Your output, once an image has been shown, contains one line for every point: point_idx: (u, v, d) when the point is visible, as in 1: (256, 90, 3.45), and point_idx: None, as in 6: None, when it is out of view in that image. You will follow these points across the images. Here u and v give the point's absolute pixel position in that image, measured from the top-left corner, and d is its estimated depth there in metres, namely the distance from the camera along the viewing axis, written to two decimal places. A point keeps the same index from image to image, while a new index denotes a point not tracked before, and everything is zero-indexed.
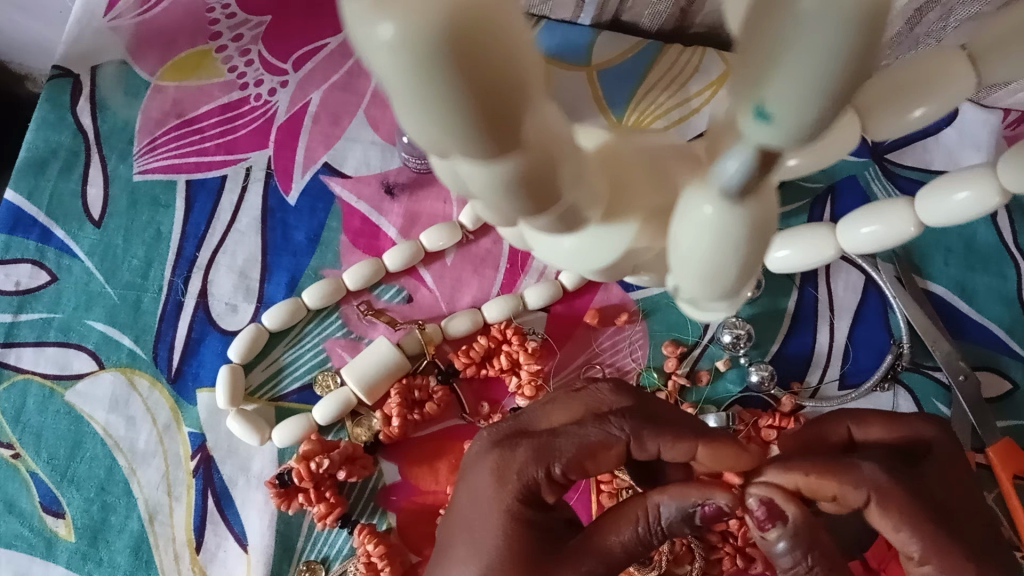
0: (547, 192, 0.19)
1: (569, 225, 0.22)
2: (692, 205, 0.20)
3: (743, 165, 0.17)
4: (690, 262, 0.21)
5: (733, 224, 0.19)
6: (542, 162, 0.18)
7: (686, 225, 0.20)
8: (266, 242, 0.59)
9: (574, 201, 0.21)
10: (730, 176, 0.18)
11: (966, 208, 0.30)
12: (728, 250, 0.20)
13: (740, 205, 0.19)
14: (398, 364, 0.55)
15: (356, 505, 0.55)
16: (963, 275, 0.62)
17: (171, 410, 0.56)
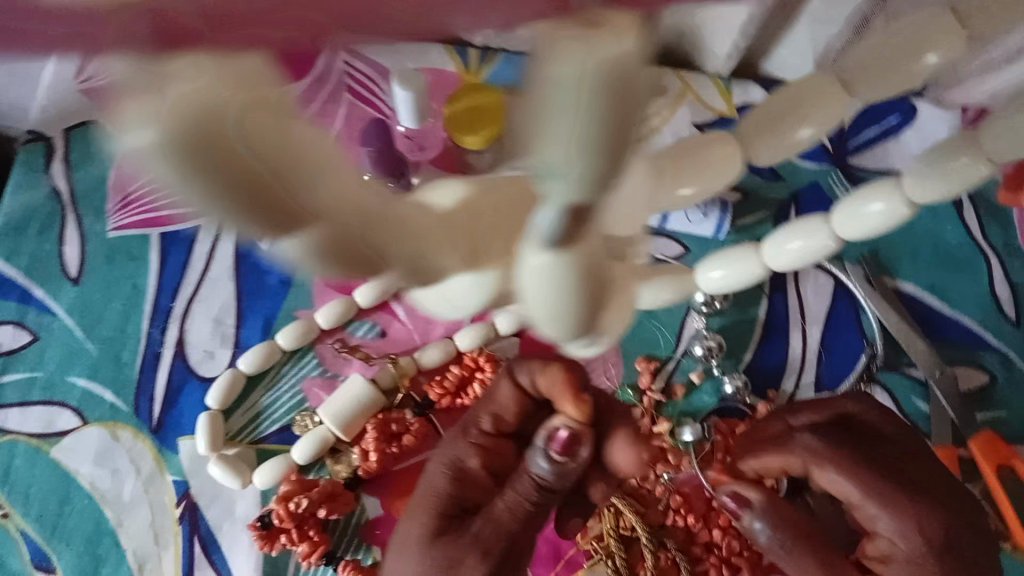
0: (358, 250, 0.20)
1: (418, 277, 0.23)
2: (527, 273, 0.19)
3: (562, 214, 0.15)
4: (536, 314, 0.17)
5: (570, 276, 0.16)
6: (339, 226, 0.20)
7: (525, 278, 0.17)
8: (240, 287, 0.60)
9: (409, 258, 0.22)
10: (547, 224, 0.15)
11: (878, 221, 0.30)
12: (566, 297, 0.17)
13: (573, 252, 0.16)
14: (373, 400, 0.56)
15: (341, 542, 0.55)
16: (934, 275, 0.62)
17: (154, 459, 0.57)
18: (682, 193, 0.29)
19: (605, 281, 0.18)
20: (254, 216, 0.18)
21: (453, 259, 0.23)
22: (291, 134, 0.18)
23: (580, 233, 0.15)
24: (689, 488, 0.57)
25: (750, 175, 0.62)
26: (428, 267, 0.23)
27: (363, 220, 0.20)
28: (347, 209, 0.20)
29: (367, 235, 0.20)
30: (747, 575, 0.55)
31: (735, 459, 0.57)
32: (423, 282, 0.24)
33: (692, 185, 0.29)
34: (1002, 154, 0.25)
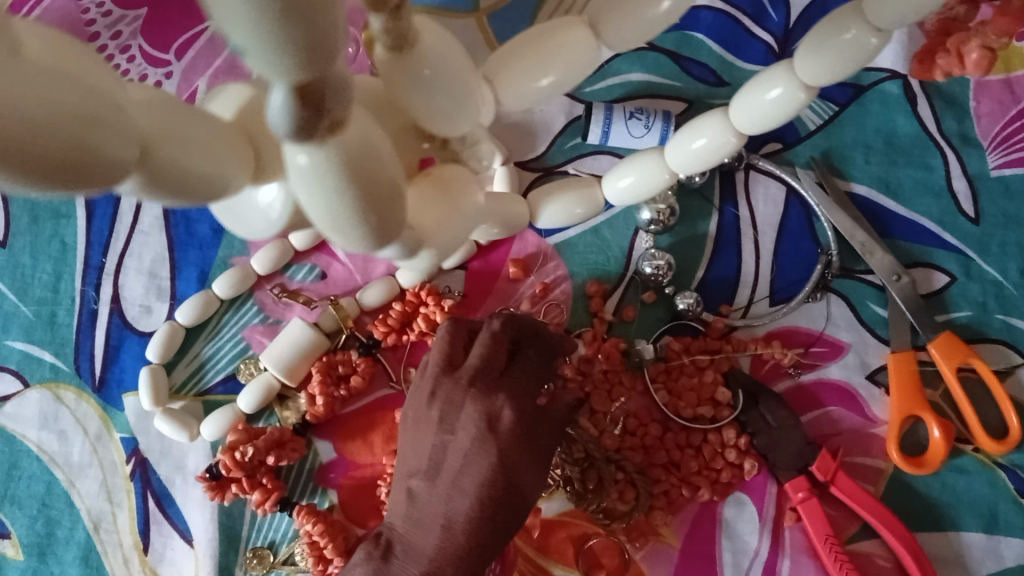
0: (107, 166, 0.17)
1: (195, 191, 0.21)
2: (288, 155, 0.17)
3: (285, 99, 0.15)
4: (313, 211, 0.19)
5: (330, 174, 0.17)
6: (74, 147, 0.16)
7: (293, 176, 0.18)
8: (172, 238, 0.58)
9: (174, 171, 0.20)
10: (279, 117, 0.16)
11: (776, 110, 0.28)
12: (338, 196, 0.18)
13: (325, 143, 0.17)
14: (316, 344, 0.55)
15: (295, 489, 0.55)
16: (885, 171, 0.59)
17: (100, 418, 0.56)
18: (543, 84, 0.28)
19: (392, 170, 0.19)
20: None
21: (232, 169, 0.21)
22: (24, 50, 0.16)
23: (317, 123, 0.16)
24: (643, 411, 0.56)
25: (692, 81, 0.59)
26: (204, 180, 0.21)
27: (108, 129, 0.17)
28: (85, 118, 0.17)
29: (118, 150, 0.18)
30: (707, 492, 0.54)
31: (689, 377, 0.56)
32: (203, 200, 0.22)
33: (552, 73, 0.28)
34: (887, 22, 0.24)
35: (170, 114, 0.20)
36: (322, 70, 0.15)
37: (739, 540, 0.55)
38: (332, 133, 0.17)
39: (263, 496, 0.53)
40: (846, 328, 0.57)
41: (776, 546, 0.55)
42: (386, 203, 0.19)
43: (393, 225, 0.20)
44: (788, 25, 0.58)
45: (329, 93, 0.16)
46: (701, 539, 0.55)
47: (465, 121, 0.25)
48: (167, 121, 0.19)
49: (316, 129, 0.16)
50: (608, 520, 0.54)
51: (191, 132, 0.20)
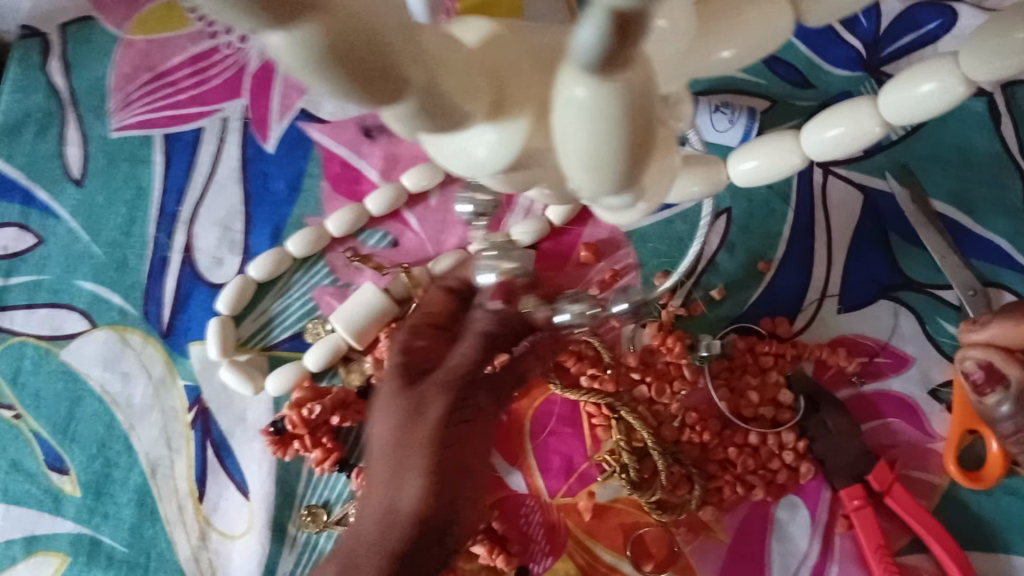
0: (398, 79, 0.17)
1: (444, 125, 0.19)
2: (564, 87, 0.16)
3: (598, 29, 0.13)
4: (567, 152, 0.17)
5: (610, 112, 0.15)
6: (371, 49, 0.16)
7: (560, 112, 0.16)
8: (247, 192, 0.59)
9: (440, 97, 0.18)
10: (585, 48, 0.14)
11: (930, 102, 0.28)
12: (607, 140, 0.16)
13: (615, 76, 0.15)
14: (387, 309, 0.54)
15: (353, 451, 0.54)
16: (961, 188, 0.58)
17: (164, 363, 0.57)
18: (721, 56, 0.26)
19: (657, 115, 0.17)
20: (295, 27, 0.15)
21: (480, 105, 0.20)
22: None
23: (618, 57, 0.14)
24: (703, 405, 0.56)
25: (779, 82, 0.58)
26: (461, 110, 0.19)
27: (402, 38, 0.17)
28: (385, 22, 0.16)
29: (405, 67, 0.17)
30: (761, 492, 0.54)
31: (751, 376, 0.56)
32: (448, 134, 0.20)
33: (734, 47, 0.26)
34: None
35: (433, 37, 0.18)
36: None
37: (789, 542, 0.55)
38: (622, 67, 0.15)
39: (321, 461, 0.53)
40: (911, 342, 0.57)
41: (826, 551, 0.55)
42: (645, 153, 0.17)
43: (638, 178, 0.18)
44: (877, 32, 0.57)
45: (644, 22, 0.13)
46: (750, 538, 0.55)
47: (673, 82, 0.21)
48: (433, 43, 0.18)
49: (615, 60, 0.14)
50: (661, 512, 0.54)
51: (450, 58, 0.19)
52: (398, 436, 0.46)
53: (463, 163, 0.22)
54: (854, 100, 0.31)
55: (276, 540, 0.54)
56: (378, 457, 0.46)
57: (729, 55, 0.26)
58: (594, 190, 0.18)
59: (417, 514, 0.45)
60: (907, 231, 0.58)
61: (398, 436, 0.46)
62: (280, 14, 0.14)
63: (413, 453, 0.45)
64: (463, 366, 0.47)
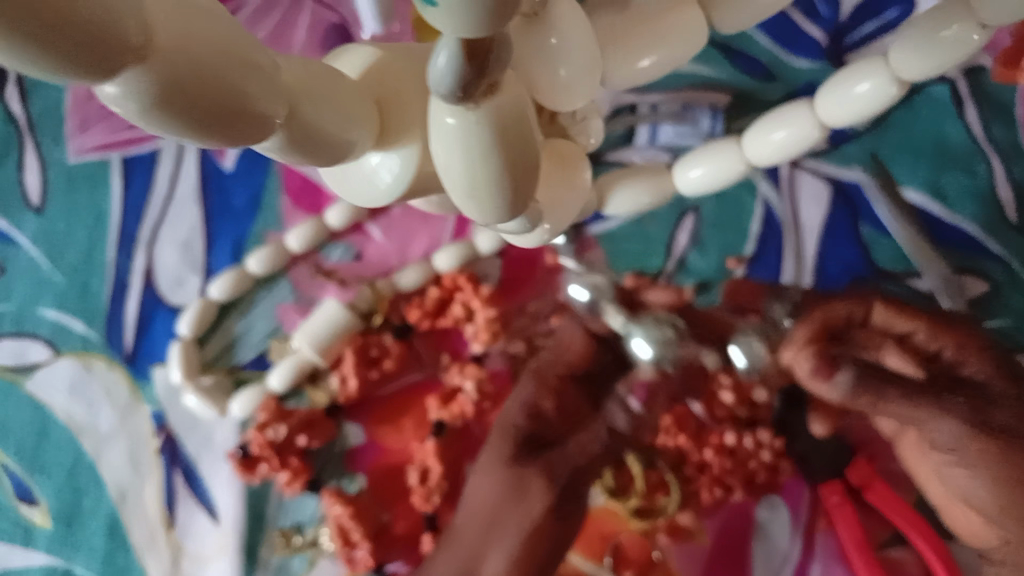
0: (250, 112, 0.18)
1: (323, 152, 0.21)
2: (436, 117, 0.17)
3: (449, 58, 0.15)
4: (447, 179, 0.18)
5: (476, 139, 0.17)
6: (212, 86, 0.17)
7: (436, 140, 0.18)
8: (208, 211, 0.58)
9: (311, 132, 0.20)
10: (438, 76, 0.16)
11: (864, 104, 0.28)
12: (479, 164, 0.18)
13: (478, 106, 0.17)
14: (350, 324, 0.54)
15: (324, 470, 0.54)
16: (932, 175, 0.57)
17: (129, 389, 0.56)
18: (642, 64, 0.27)
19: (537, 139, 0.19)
20: (124, 74, 0.16)
21: (358, 130, 0.21)
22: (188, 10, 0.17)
23: (477, 85, 0.16)
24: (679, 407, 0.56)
25: (740, 76, 0.57)
26: (337, 140, 0.21)
27: (249, 73, 0.17)
28: (229, 59, 0.17)
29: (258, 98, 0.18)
30: (740, 492, 0.54)
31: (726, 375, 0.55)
32: (329, 162, 0.22)
33: (656, 55, 0.27)
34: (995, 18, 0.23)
35: (305, 72, 0.20)
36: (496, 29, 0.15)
37: (770, 542, 0.54)
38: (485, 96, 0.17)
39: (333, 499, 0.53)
40: None
41: (808, 550, 0.54)
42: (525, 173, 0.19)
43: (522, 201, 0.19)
44: (839, 22, 0.57)
45: (493, 50, 0.15)
46: (730, 540, 0.54)
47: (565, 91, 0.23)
48: (304, 77, 0.20)
49: (475, 90, 0.16)
50: (641, 518, 0.54)
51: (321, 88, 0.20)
52: (498, 500, 0.48)
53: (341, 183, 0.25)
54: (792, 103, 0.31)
55: (248, 565, 0.53)
56: (470, 521, 0.49)
57: (645, 62, 0.27)
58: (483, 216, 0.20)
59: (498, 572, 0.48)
60: (876, 220, 0.57)
61: (489, 503, 0.49)
62: (105, 69, 0.15)
63: (512, 518, 0.48)
64: (574, 463, 0.49)
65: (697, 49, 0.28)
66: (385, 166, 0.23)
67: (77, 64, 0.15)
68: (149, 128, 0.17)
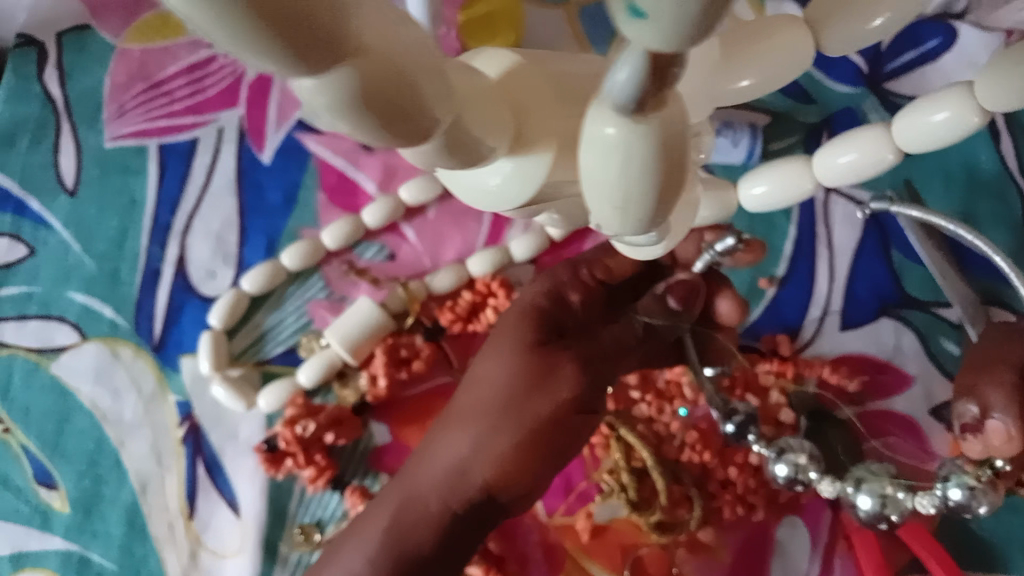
0: (423, 119, 0.17)
1: (466, 160, 0.20)
2: (593, 125, 0.17)
3: (633, 72, 0.14)
4: (593, 192, 0.18)
5: (636, 154, 0.16)
6: (399, 92, 0.16)
7: (587, 149, 0.17)
8: (242, 204, 0.58)
9: (462, 139, 0.19)
10: (617, 88, 0.15)
11: (946, 131, 0.28)
12: (633, 178, 0.17)
13: (646, 120, 0.16)
14: (381, 323, 0.54)
15: (348, 468, 0.54)
16: (966, 207, 0.57)
17: (155, 378, 0.56)
18: (740, 85, 0.27)
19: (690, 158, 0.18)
20: (326, 73, 0.15)
21: (499, 139, 0.21)
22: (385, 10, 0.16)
23: (654, 96, 0.15)
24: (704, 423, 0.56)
25: (781, 97, 0.57)
26: (479, 149, 0.20)
27: (428, 80, 0.17)
28: (413, 63, 0.16)
29: (431, 105, 0.17)
30: (762, 511, 0.54)
31: (753, 394, 0.55)
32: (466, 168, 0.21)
33: (753, 76, 0.27)
34: None
35: (461, 78, 0.19)
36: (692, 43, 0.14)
37: (790, 562, 0.54)
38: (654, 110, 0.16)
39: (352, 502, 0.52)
40: (911, 360, 0.56)
41: (826, 572, 0.54)
42: (673, 192, 0.18)
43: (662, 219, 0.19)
44: (880, 48, 0.57)
45: (679, 65, 0.15)
46: (750, 557, 0.54)
47: (698, 112, 0.22)
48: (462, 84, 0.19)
49: (650, 103, 0.15)
50: (662, 532, 0.54)
51: (473, 95, 0.20)
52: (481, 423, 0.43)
53: (459, 185, 0.25)
54: (869, 126, 0.32)
55: (267, 558, 0.53)
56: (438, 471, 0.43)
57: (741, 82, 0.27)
58: (619, 230, 0.19)
59: (486, 485, 0.42)
60: (909, 247, 0.57)
61: (502, 392, 0.44)
62: (309, 66, 0.15)
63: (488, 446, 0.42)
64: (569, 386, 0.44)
65: (798, 71, 0.28)
66: (495, 174, 0.24)
67: (288, 57, 0.14)
68: (323, 122, 0.17)
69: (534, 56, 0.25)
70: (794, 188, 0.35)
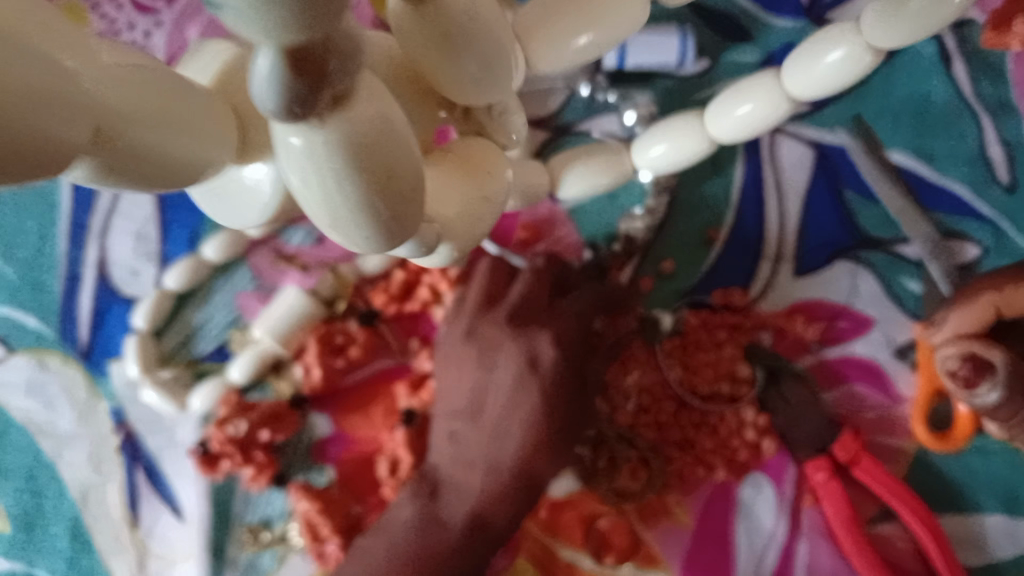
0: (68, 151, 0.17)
1: (161, 173, 0.20)
2: (279, 138, 0.18)
3: (270, 64, 0.15)
4: (309, 207, 0.19)
5: (323, 157, 0.18)
6: (16, 142, 0.15)
7: (284, 159, 0.18)
8: (161, 198, 0.55)
9: (141, 155, 0.19)
10: (263, 89, 0.16)
11: (836, 71, 0.28)
12: (337, 193, 0.19)
13: (325, 124, 0.17)
14: (312, 311, 0.51)
15: (293, 463, 0.52)
16: (918, 137, 0.54)
17: (86, 386, 0.54)
18: (580, 42, 0.28)
19: (414, 168, 0.20)
20: None
21: (222, 150, 0.21)
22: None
23: (317, 99, 0.16)
24: (657, 387, 0.53)
25: (719, 37, 0.54)
26: (178, 162, 0.20)
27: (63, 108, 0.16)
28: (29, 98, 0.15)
29: (67, 132, 0.16)
30: (722, 471, 0.52)
31: (705, 351, 0.53)
32: (180, 183, 0.21)
33: (591, 32, 0.28)
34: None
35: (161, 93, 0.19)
36: (327, 32, 0.15)
37: (755, 522, 0.52)
38: (333, 114, 0.17)
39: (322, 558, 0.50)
40: (871, 302, 0.54)
41: (794, 528, 0.52)
42: (398, 190, 0.19)
43: (405, 223, 0.20)
44: None
45: (330, 62, 0.16)
46: (713, 519, 0.53)
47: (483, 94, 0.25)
48: (144, 94, 0.18)
49: (316, 102, 0.17)
50: (621, 500, 0.52)
51: (165, 108, 0.19)
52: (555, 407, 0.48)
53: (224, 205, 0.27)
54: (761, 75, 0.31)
55: (216, 563, 0.51)
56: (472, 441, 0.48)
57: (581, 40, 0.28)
58: (362, 247, 0.21)
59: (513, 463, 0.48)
60: (863, 184, 0.54)
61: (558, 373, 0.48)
62: None
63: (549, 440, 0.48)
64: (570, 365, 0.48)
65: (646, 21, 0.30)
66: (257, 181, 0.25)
67: None
68: None
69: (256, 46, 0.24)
70: (689, 148, 0.36)
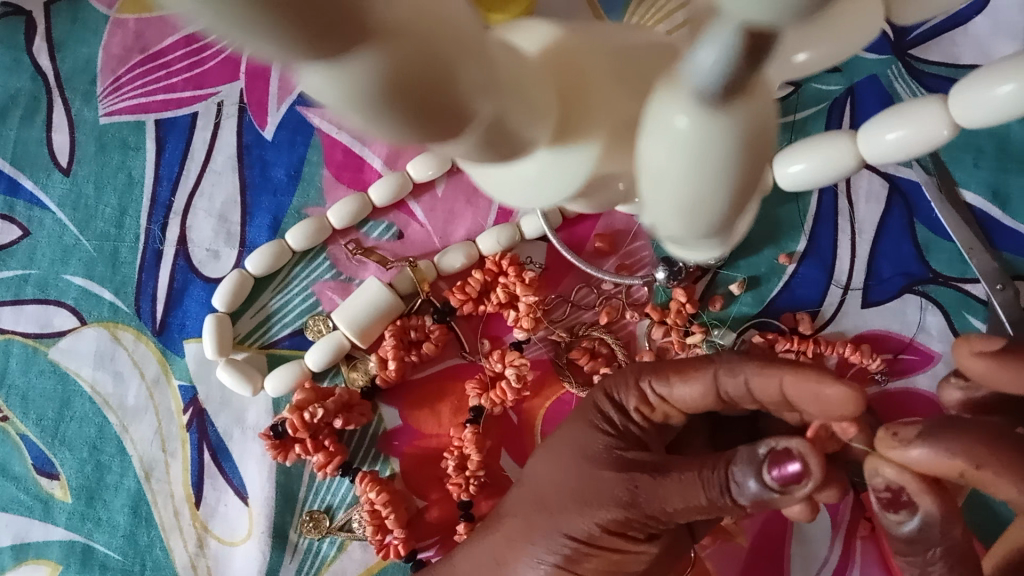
0: (451, 104, 0.17)
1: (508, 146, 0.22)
2: (662, 116, 0.18)
3: (719, 58, 0.15)
4: (666, 191, 0.19)
5: (714, 136, 0.17)
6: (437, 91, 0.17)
7: (658, 137, 0.18)
8: (246, 182, 0.56)
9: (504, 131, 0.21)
10: (706, 72, 0.16)
11: (1003, 106, 0.26)
12: (710, 173, 0.18)
13: (724, 113, 0.17)
14: (391, 305, 0.52)
15: (357, 454, 0.53)
16: (996, 177, 0.55)
17: (158, 362, 0.54)
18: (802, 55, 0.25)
19: (773, 137, 0.19)
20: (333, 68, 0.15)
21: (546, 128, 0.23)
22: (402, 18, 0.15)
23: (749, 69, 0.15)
24: None
25: None
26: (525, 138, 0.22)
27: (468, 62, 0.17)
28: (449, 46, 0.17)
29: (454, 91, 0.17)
30: None
31: None
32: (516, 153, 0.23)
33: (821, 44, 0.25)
34: None
35: (504, 62, 0.20)
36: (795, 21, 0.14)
37: (810, 548, 0.53)
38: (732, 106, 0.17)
39: (383, 549, 0.51)
40: (936, 339, 0.54)
41: (847, 556, 0.53)
42: (744, 186, 0.19)
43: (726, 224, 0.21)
44: None
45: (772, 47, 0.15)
46: (770, 541, 0.53)
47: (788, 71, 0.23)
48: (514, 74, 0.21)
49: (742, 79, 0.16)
50: None
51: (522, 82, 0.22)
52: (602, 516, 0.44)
53: (521, 168, 0.25)
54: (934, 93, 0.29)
55: (277, 547, 0.52)
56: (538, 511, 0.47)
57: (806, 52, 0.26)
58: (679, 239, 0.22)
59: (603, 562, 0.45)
60: (935, 220, 0.55)
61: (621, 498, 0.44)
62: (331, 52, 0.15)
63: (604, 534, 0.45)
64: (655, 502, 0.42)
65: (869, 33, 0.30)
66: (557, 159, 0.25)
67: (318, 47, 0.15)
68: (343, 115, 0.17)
69: (574, 32, 0.26)
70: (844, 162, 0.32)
